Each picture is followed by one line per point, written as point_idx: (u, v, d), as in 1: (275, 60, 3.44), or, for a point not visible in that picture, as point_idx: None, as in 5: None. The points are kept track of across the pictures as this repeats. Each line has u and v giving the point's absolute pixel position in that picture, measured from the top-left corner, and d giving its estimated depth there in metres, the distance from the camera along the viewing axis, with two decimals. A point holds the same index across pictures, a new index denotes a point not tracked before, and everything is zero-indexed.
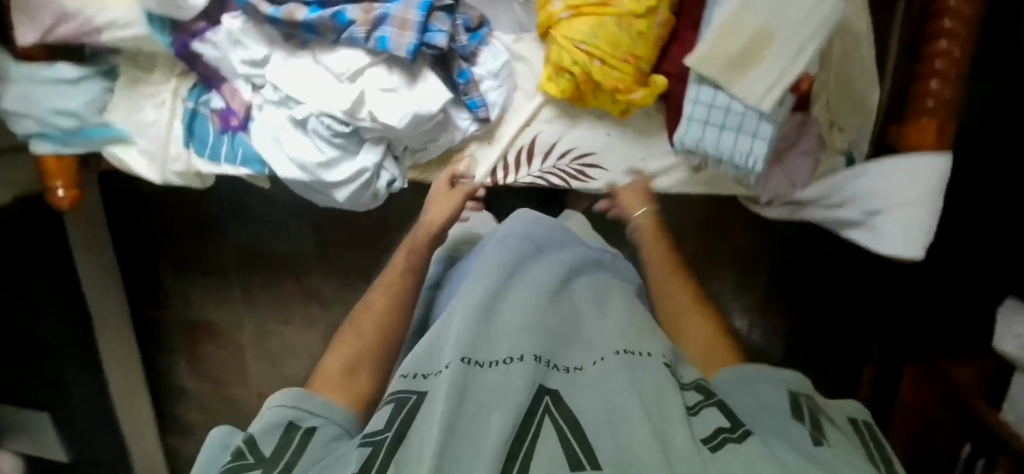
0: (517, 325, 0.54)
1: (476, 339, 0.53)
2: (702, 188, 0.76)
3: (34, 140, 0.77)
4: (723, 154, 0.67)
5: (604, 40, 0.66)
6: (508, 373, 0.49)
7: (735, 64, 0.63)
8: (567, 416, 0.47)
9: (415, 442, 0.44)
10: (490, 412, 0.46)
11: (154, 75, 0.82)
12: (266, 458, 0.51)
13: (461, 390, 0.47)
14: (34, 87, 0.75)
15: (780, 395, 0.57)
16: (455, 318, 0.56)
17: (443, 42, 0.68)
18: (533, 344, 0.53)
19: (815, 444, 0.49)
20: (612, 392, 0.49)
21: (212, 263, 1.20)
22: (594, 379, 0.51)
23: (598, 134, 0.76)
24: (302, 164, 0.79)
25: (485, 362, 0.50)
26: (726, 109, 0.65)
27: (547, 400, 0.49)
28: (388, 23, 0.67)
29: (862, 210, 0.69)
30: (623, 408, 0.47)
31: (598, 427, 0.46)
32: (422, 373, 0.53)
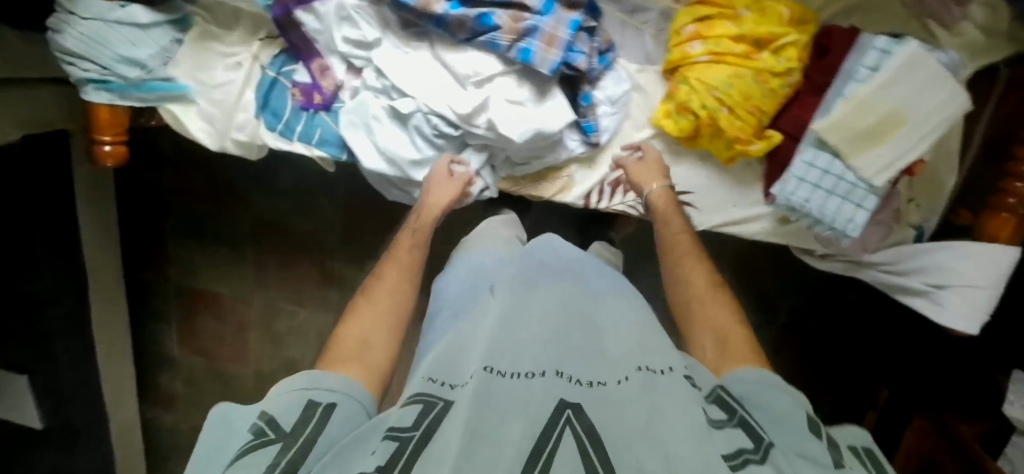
0: (541, 334, 0.42)
1: (499, 345, 0.40)
2: (783, 240, 0.80)
3: (88, 86, 0.66)
4: (824, 217, 0.70)
5: (738, 90, 0.67)
6: (541, 393, 0.36)
7: (860, 138, 0.66)
8: (594, 432, 0.32)
9: (437, 451, 0.32)
10: (511, 425, 0.33)
11: (234, 35, 0.74)
12: (290, 432, 0.38)
13: (483, 402, 0.34)
14: (102, 27, 0.64)
15: (793, 407, 0.43)
16: (478, 326, 0.45)
17: (583, 64, 0.67)
18: (557, 355, 0.40)
19: (844, 471, 0.37)
20: (655, 411, 0.34)
21: (227, 231, 1.10)
22: (627, 391, 0.37)
23: (697, 174, 0.78)
24: (393, 159, 0.74)
25: (509, 372, 0.38)
26: (838, 177, 0.69)
27: (571, 414, 0.34)
28: (536, 35, 0.65)
29: (928, 282, 0.76)
30: (653, 432, 0.33)
31: (631, 449, 0.32)
32: (447, 382, 0.39)
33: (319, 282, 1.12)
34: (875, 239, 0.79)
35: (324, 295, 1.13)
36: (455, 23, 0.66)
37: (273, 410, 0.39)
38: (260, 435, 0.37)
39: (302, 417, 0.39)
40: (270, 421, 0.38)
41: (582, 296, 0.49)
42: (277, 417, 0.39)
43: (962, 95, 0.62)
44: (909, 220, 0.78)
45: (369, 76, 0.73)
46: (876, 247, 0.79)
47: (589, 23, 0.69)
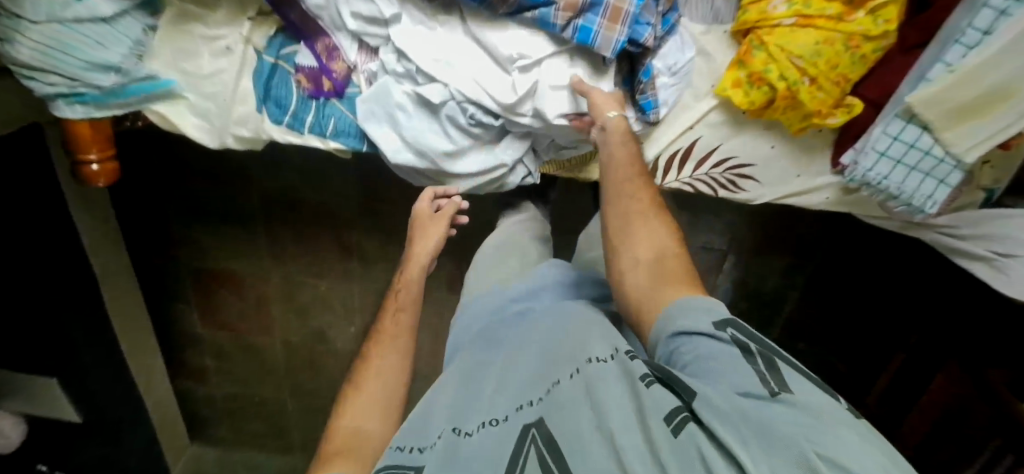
0: (497, 383, 0.50)
1: (467, 408, 0.49)
2: (845, 209, 0.74)
3: (60, 104, 0.55)
4: (902, 193, 0.65)
5: (826, 58, 0.58)
6: (503, 431, 0.43)
7: (957, 112, 0.58)
8: (551, 442, 0.39)
9: None
10: (480, 470, 0.40)
11: (217, 13, 0.61)
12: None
13: (449, 465, 0.42)
14: (59, 30, 0.52)
15: (722, 345, 0.41)
16: (443, 391, 0.53)
17: (650, 41, 0.59)
18: (514, 401, 0.47)
19: (771, 394, 0.36)
20: (586, 408, 0.40)
21: (232, 208, 1.02)
22: (571, 396, 0.43)
23: (762, 144, 0.70)
24: (424, 152, 0.65)
25: (474, 430, 0.45)
26: (925, 153, 0.62)
27: (534, 431, 0.41)
28: (599, 10, 0.56)
29: (992, 249, 0.72)
30: (594, 422, 0.39)
31: (578, 451, 0.37)
32: (416, 447, 0.46)
33: (339, 254, 1.07)
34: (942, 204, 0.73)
35: (345, 265, 1.09)
36: None
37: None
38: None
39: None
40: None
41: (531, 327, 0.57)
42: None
43: None
44: (981, 182, 0.73)
45: (385, 57, 0.62)
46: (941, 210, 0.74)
47: None
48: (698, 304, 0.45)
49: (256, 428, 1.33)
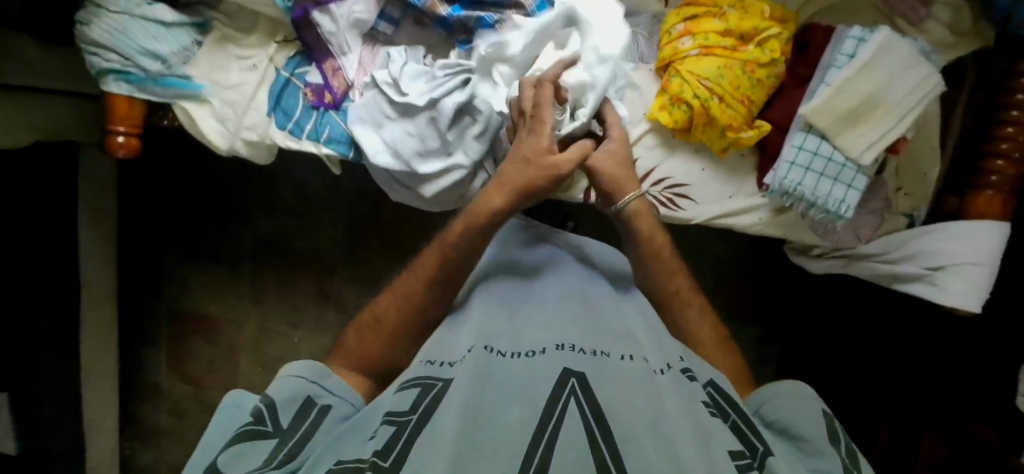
0: (543, 323, 0.51)
1: (501, 334, 0.50)
2: (780, 230, 0.81)
3: (109, 78, 0.70)
4: (817, 198, 0.73)
5: (728, 80, 0.72)
6: (543, 365, 0.44)
7: (846, 117, 0.70)
8: (597, 404, 0.39)
9: (440, 419, 0.39)
10: (514, 404, 0.40)
11: (252, 37, 0.77)
12: (284, 428, 0.46)
13: (484, 384, 0.42)
14: (127, 21, 0.68)
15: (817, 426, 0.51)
16: (473, 323, 0.53)
17: None
18: (560, 336, 0.48)
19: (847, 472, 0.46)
20: (643, 396, 0.41)
21: (226, 251, 1.11)
22: (619, 371, 0.44)
23: (693, 166, 0.80)
24: (397, 150, 0.75)
25: (508, 353, 0.46)
26: (828, 159, 0.71)
27: (575, 382, 0.41)
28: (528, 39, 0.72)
29: (923, 266, 0.77)
30: (655, 416, 0.40)
31: (637, 436, 0.38)
32: (445, 362, 0.48)
33: (317, 302, 1.10)
34: (868, 227, 0.81)
35: (321, 316, 1.10)
36: (459, 25, 0.73)
37: (276, 396, 0.48)
38: (258, 422, 0.45)
39: (297, 414, 0.47)
40: (269, 405, 0.47)
41: (585, 292, 0.58)
42: (276, 405, 0.47)
43: (934, 76, 0.67)
44: (899, 208, 0.81)
45: (378, 72, 0.75)
46: (870, 235, 0.82)
47: None
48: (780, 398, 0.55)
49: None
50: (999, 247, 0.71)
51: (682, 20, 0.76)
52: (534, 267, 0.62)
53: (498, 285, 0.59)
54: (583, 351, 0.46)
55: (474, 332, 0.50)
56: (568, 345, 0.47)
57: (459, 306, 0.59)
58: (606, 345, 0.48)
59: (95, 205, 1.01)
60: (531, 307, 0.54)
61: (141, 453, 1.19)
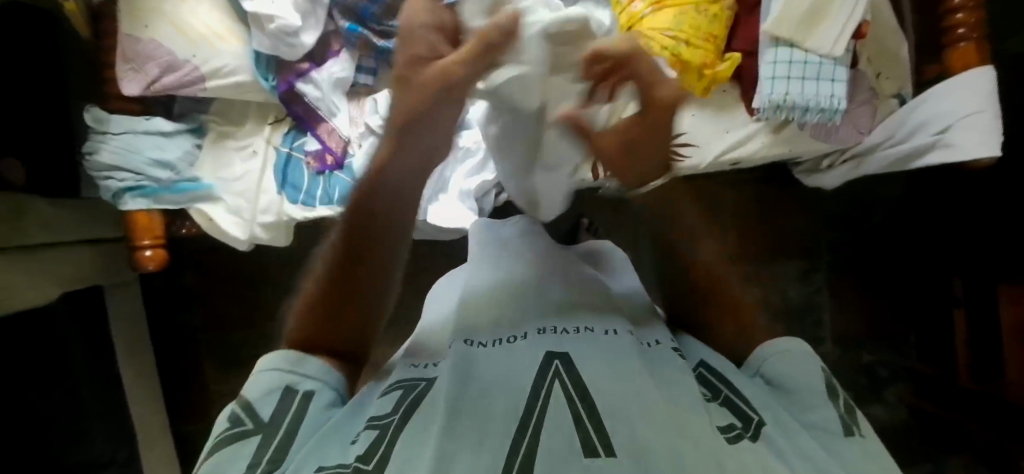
0: (524, 302, 0.48)
1: (479, 320, 0.47)
2: (785, 146, 0.83)
3: (126, 197, 0.74)
4: (809, 100, 0.75)
5: (688, 25, 0.77)
6: (525, 351, 0.41)
7: (806, 22, 0.74)
8: (580, 380, 0.38)
9: (421, 416, 0.37)
10: (496, 395, 0.37)
11: (246, 126, 0.82)
12: (267, 424, 0.38)
13: (463, 375, 0.39)
14: (133, 139, 0.73)
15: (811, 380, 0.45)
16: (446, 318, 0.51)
17: None
18: (540, 319, 0.46)
19: (844, 432, 0.41)
20: (632, 372, 0.39)
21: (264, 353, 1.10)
22: (607, 349, 0.42)
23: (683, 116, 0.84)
24: None
25: (489, 342, 0.44)
26: (804, 62, 0.75)
27: (559, 364, 0.39)
28: None
29: (931, 132, 0.78)
30: (643, 390, 0.37)
31: (623, 406, 0.36)
32: (428, 361, 0.46)
33: None
34: (865, 118, 0.84)
35: None
36: None
37: (255, 399, 0.39)
38: (238, 424, 0.38)
39: (278, 409, 0.39)
40: (247, 406, 0.39)
41: (563, 263, 0.54)
42: (257, 409, 0.39)
43: None
44: (886, 92, 0.85)
45: (370, 120, 0.81)
46: (870, 126, 0.84)
47: None
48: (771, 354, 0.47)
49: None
50: (993, 90, 0.74)
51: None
52: (503, 244, 0.58)
53: (479, 270, 0.54)
54: (563, 332, 0.44)
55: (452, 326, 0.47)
56: (550, 328, 0.45)
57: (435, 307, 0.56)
58: (592, 324, 0.45)
59: (130, 344, 0.99)
60: (511, 291, 0.49)
61: None
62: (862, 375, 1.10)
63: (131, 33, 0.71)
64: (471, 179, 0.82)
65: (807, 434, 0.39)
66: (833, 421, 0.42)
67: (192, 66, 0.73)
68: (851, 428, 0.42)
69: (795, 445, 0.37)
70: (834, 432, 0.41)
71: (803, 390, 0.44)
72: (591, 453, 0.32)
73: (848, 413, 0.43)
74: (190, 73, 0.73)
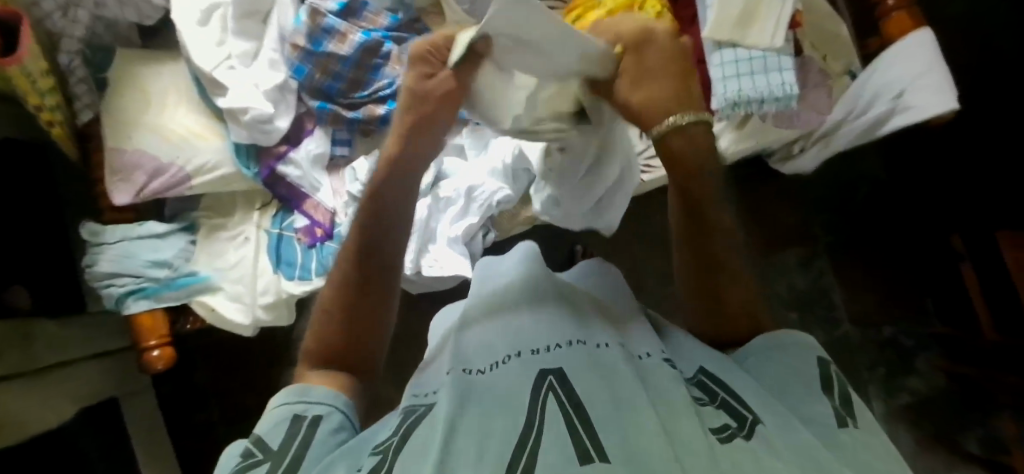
0: (520, 325, 0.47)
1: (479, 347, 0.46)
2: (750, 140, 0.87)
3: (128, 300, 0.76)
4: (763, 92, 0.78)
5: None
6: (520, 370, 0.40)
7: (741, 22, 0.78)
8: (575, 397, 0.36)
9: (417, 440, 0.36)
10: (495, 412, 0.36)
11: (236, 215, 0.85)
12: (277, 450, 0.37)
13: (460, 398, 0.38)
14: (129, 246, 0.77)
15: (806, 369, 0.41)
16: (444, 352, 0.50)
17: None
18: (535, 338, 0.45)
19: (839, 424, 0.36)
20: (626, 380, 0.38)
21: None
22: (601, 361, 0.41)
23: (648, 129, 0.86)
24: None
25: (485, 368, 0.43)
26: (749, 59, 0.78)
27: (553, 379, 0.38)
28: None
29: (887, 100, 0.80)
30: (636, 397, 0.35)
31: (618, 414, 0.34)
32: (426, 390, 0.45)
33: None
34: (823, 99, 0.87)
35: None
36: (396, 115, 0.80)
37: (263, 432, 0.39)
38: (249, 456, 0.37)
39: (287, 435, 0.38)
40: (258, 441, 0.38)
41: (553, 281, 0.54)
42: (265, 438, 0.38)
43: None
44: (838, 71, 0.89)
45: (353, 186, 0.83)
46: (828, 106, 0.87)
47: None
48: (769, 344, 0.44)
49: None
50: (936, 49, 0.76)
51: (572, 24, 0.87)
52: (497, 276, 0.58)
53: (471, 304, 0.54)
54: (558, 347, 0.43)
55: (450, 356, 0.47)
56: (544, 346, 0.44)
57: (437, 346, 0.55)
58: (584, 338, 0.44)
59: (151, 452, 0.99)
60: (506, 321, 0.49)
61: None
62: (889, 351, 1.08)
63: (116, 146, 0.76)
64: (457, 224, 0.83)
65: (807, 428, 0.35)
66: (828, 412, 0.37)
67: (177, 166, 0.77)
68: (848, 419, 0.36)
69: (794, 433, 0.34)
70: (828, 421, 0.36)
71: (795, 384, 0.40)
72: (586, 461, 0.30)
73: (847, 403, 0.38)
74: (177, 173, 0.77)
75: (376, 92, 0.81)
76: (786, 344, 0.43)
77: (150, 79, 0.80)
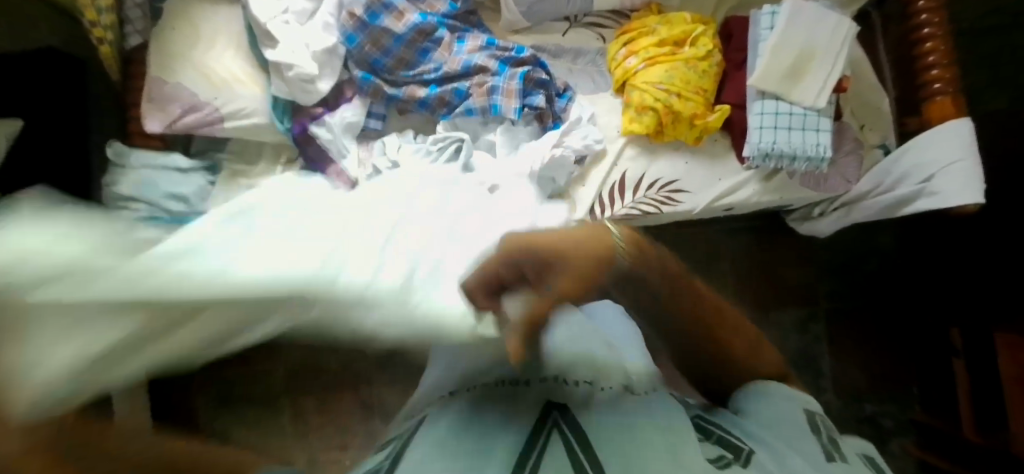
0: (519, 347, 0.46)
1: (482, 367, 0.45)
2: (776, 193, 0.86)
3: (140, 227, 0.77)
4: (797, 148, 0.79)
5: (679, 78, 0.82)
6: (513, 394, 0.40)
7: (790, 76, 0.79)
8: (584, 434, 0.35)
9: (408, 465, 0.34)
10: (492, 436, 0.35)
11: (257, 166, 0.86)
12: None
13: (458, 419, 0.37)
14: (151, 174, 0.78)
15: (795, 410, 0.42)
16: (446, 363, 0.48)
17: (542, 101, 0.82)
18: (540, 365, 0.43)
19: (832, 461, 0.37)
20: (631, 415, 0.37)
21: (260, 390, 1.10)
22: (606, 397, 0.39)
23: (677, 162, 0.85)
24: None
25: (488, 385, 0.42)
26: (790, 114, 0.79)
27: (557, 415, 0.37)
28: (498, 92, 0.81)
29: (916, 181, 0.81)
30: (646, 437, 0.35)
31: (629, 452, 0.34)
32: (418, 409, 0.44)
33: (362, 416, 1.10)
34: (851, 168, 0.88)
35: (370, 427, 1.09)
36: (437, 101, 0.83)
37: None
38: None
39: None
40: None
41: (572, 312, 0.51)
42: None
43: (845, 22, 0.80)
44: (870, 142, 0.89)
45: (378, 159, 0.82)
46: (857, 176, 0.88)
47: (539, 72, 0.84)
48: (761, 391, 0.44)
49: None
50: (972, 140, 0.78)
51: (623, 47, 0.88)
52: None
53: None
54: (566, 383, 0.41)
55: (454, 372, 0.45)
56: (552, 376, 0.42)
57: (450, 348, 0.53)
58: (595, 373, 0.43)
59: None
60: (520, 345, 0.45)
61: None
62: (866, 427, 1.08)
63: (160, 76, 0.76)
64: None
65: (805, 459, 0.37)
66: (819, 453, 0.38)
67: (212, 108, 0.78)
68: (836, 455, 0.38)
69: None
70: (821, 458, 0.37)
71: (785, 421, 0.41)
72: None
73: (836, 448, 0.39)
74: (211, 113, 0.78)
75: (421, 75, 0.83)
76: (768, 386, 0.44)
77: (202, 19, 0.81)
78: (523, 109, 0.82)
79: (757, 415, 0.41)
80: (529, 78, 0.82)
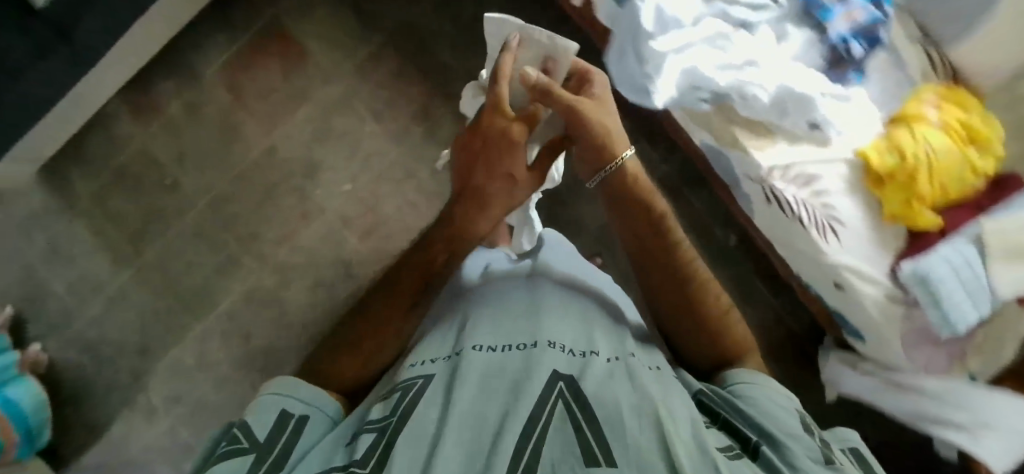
0: (509, 327, 0.53)
1: (481, 330, 0.53)
2: (884, 318, 0.83)
3: None
4: (948, 301, 0.78)
5: (946, 161, 0.78)
6: (526, 359, 0.47)
7: (1011, 252, 0.77)
8: (580, 400, 0.43)
9: (419, 417, 0.43)
10: (490, 411, 0.43)
11: None
12: (261, 442, 0.43)
13: (454, 378, 0.47)
14: None
15: (787, 409, 0.49)
16: (469, 314, 0.56)
17: (857, 50, 0.78)
18: (530, 334, 0.51)
19: (824, 461, 0.43)
20: (627, 392, 0.43)
21: (373, 10, 1.16)
22: (601, 370, 0.47)
23: (855, 215, 0.82)
24: (675, 17, 0.74)
25: (498, 346, 0.50)
26: (973, 274, 0.78)
27: (564, 385, 0.44)
28: (839, 7, 0.78)
29: (970, 419, 0.85)
30: (620, 401, 0.42)
31: (611, 419, 0.40)
32: (425, 361, 0.52)
33: (414, 113, 1.14)
34: (935, 366, 0.85)
35: (409, 125, 1.14)
36: None
37: (253, 418, 0.45)
38: (235, 442, 0.43)
39: (276, 426, 0.45)
40: (244, 428, 0.45)
41: (596, 300, 0.61)
42: (252, 426, 0.45)
43: None
44: (967, 365, 0.85)
45: None
46: (932, 373, 0.86)
47: (876, 33, 0.80)
48: (753, 383, 0.51)
49: (168, 255, 1.14)
50: None
51: (937, 97, 0.82)
52: (559, 267, 0.65)
53: (511, 293, 0.59)
54: (570, 354, 0.49)
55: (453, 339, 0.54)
56: (557, 343, 0.50)
57: (484, 287, 0.61)
58: (596, 345, 0.51)
59: None
60: (543, 303, 0.56)
61: (128, 118, 1.12)
62: None
63: None
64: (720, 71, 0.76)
65: (798, 450, 0.44)
66: (814, 450, 0.44)
67: None
68: (830, 458, 0.44)
69: (788, 457, 0.43)
70: (815, 456, 0.44)
71: (783, 416, 0.48)
72: (592, 461, 0.37)
73: (824, 445, 0.46)
74: None
75: None
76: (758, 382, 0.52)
77: None
78: (837, 38, 0.78)
79: (766, 409, 0.48)
80: (871, 27, 0.79)
